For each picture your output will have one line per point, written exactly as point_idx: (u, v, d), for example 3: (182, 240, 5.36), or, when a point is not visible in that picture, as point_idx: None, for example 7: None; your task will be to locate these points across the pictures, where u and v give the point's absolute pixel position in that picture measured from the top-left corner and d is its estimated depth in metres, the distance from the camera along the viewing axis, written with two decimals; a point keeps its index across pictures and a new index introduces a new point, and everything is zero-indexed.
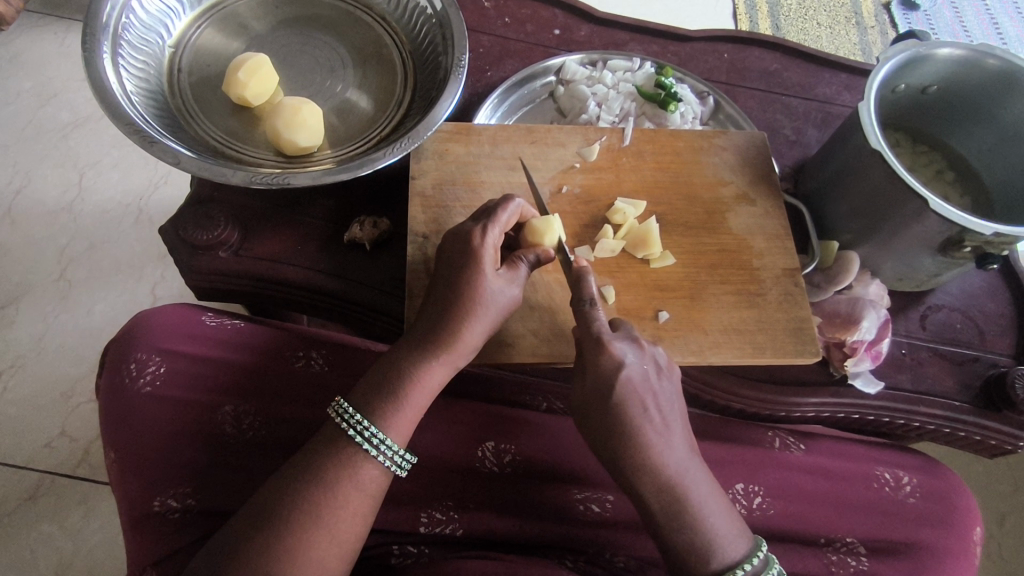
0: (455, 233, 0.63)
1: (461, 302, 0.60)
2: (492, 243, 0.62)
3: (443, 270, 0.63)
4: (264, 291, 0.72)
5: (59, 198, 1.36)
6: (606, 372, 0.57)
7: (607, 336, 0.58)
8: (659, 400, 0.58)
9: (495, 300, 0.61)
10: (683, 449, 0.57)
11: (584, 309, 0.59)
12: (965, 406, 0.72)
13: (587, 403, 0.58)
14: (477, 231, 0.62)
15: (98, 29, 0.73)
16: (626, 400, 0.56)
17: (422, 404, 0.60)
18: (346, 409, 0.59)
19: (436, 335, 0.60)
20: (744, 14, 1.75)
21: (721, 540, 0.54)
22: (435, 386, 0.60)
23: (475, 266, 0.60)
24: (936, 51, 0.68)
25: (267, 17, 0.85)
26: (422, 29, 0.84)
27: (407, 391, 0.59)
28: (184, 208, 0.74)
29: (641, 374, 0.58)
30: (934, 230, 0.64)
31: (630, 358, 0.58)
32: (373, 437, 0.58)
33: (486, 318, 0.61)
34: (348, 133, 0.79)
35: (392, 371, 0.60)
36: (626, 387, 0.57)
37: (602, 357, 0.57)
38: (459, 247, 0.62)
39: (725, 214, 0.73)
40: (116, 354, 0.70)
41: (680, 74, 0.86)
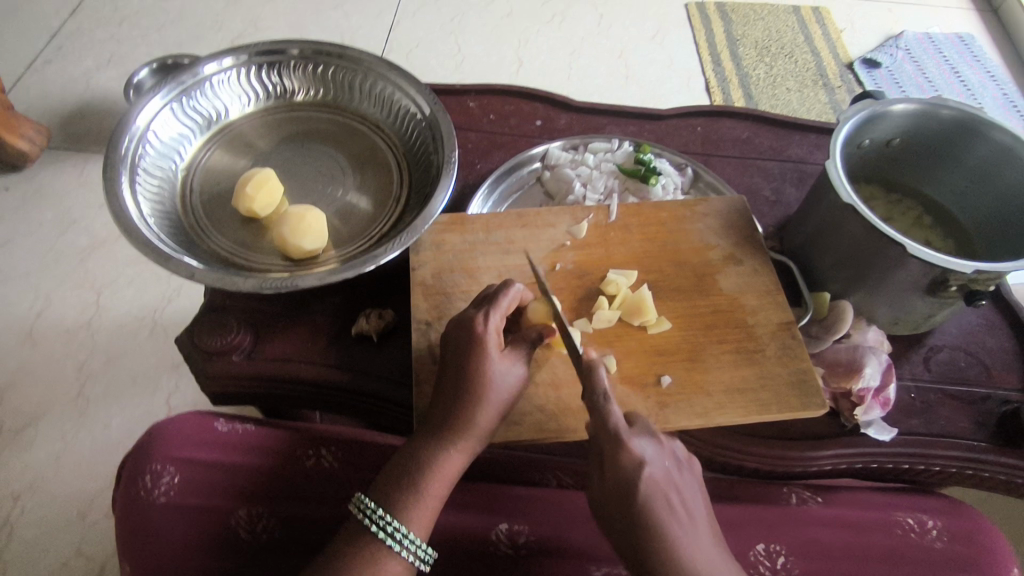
0: (456, 321, 0.65)
1: (470, 388, 0.61)
2: (494, 327, 0.64)
3: (449, 357, 0.64)
4: (276, 392, 0.74)
5: (78, 317, 1.41)
6: (626, 470, 0.55)
7: (625, 434, 0.57)
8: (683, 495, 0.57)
9: (502, 383, 0.62)
10: (712, 548, 0.56)
11: (599, 404, 0.58)
12: (983, 446, 0.71)
13: (610, 506, 0.56)
14: (480, 317, 0.64)
15: (116, 160, 0.79)
16: (653, 501, 0.55)
17: (442, 493, 0.61)
18: (368, 504, 0.59)
19: (451, 423, 0.61)
20: (716, 87, 1.86)
21: None
22: (454, 472, 0.61)
23: (481, 352, 0.62)
24: (890, 108, 0.73)
25: (271, 135, 0.93)
26: (413, 132, 0.90)
27: (427, 480, 0.60)
28: (197, 317, 0.77)
29: (662, 470, 0.56)
30: (916, 273, 0.66)
31: (650, 454, 0.57)
32: (396, 532, 0.58)
33: (496, 401, 0.62)
34: (350, 233, 0.84)
35: (410, 463, 0.61)
36: (651, 486, 0.55)
37: (621, 457, 0.56)
38: (463, 335, 0.63)
39: (715, 275, 0.76)
40: (132, 467, 0.71)
41: (657, 150, 0.91)
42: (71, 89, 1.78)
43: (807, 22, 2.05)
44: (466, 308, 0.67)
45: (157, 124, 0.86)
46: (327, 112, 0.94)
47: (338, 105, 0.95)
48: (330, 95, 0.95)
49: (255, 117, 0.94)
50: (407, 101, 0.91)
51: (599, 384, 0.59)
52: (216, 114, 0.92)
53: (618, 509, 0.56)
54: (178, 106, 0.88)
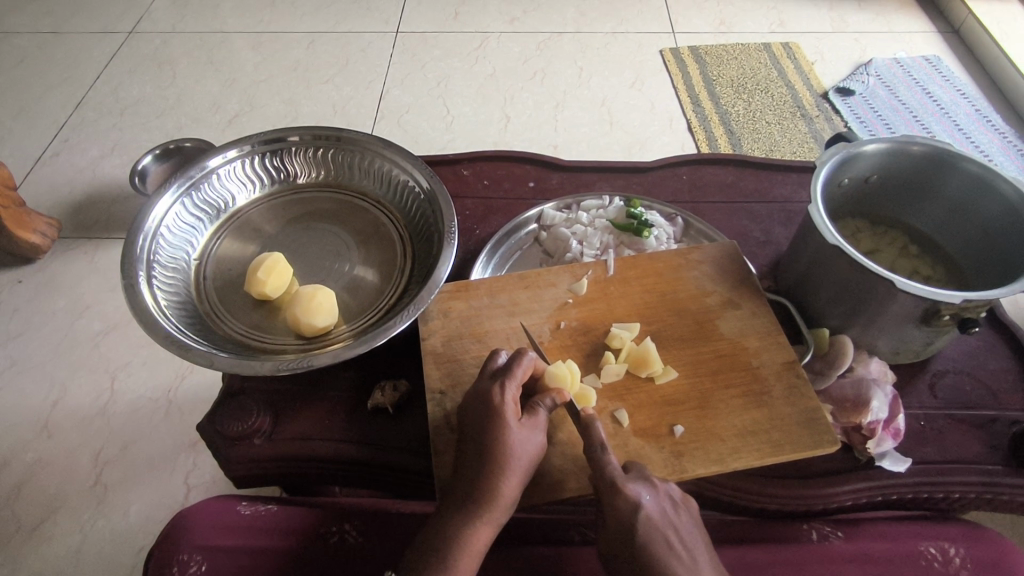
0: (473, 393, 0.68)
1: (491, 459, 0.63)
2: (511, 398, 0.66)
3: (469, 429, 0.66)
4: (299, 471, 0.75)
5: (93, 403, 1.43)
6: (624, 515, 0.61)
7: (622, 480, 0.62)
8: (681, 532, 0.62)
9: (523, 452, 0.64)
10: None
11: (597, 455, 0.63)
12: (998, 469, 0.72)
13: (613, 545, 0.63)
14: (496, 389, 0.66)
15: (133, 257, 0.83)
16: (652, 542, 0.61)
17: (471, 568, 0.62)
18: None
19: (477, 497, 0.62)
20: (698, 127, 1.93)
21: None
22: (482, 546, 0.63)
23: (502, 423, 0.64)
24: (864, 149, 0.77)
25: (277, 219, 0.97)
26: (413, 204, 0.94)
27: (457, 556, 0.61)
28: (217, 402, 0.79)
29: (659, 511, 0.62)
30: (909, 305, 0.68)
31: (646, 498, 0.62)
32: None
33: (519, 469, 0.64)
34: (360, 307, 0.87)
35: (440, 537, 0.62)
36: (649, 529, 0.61)
37: (619, 501, 0.62)
38: (481, 408, 0.66)
39: (715, 321, 0.78)
40: (158, 558, 0.72)
41: (647, 202, 0.95)
42: (78, 180, 1.84)
43: (778, 58, 2.14)
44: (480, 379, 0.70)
45: (169, 219, 0.90)
46: (329, 191, 0.99)
47: (339, 184, 0.99)
48: (331, 175, 1.00)
49: (261, 202, 0.98)
50: (404, 176, 0.95)
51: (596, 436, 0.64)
52: (224, 203, 0.96)
53: (622, 549, 0.62)
54: (188, 200, 0.92)
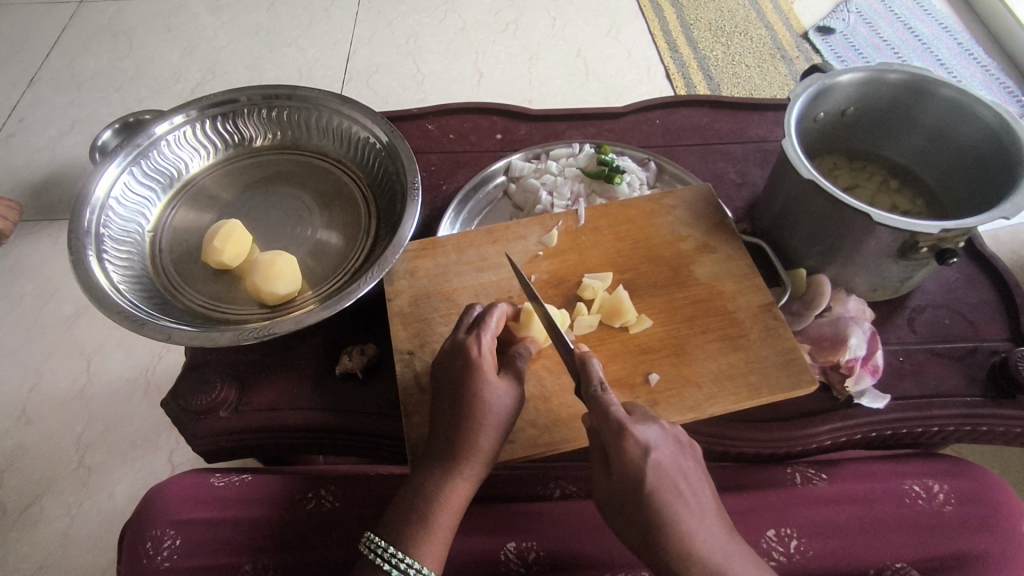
0: (451, 346, 0.65)
1: (466, 414, 0.61)
2: (488, 350, 0.64)
3: (444, 385, 0.64)
4: (269, 442, 0.73)
5: (70, 387, 1.40)
6: (633, 461, 0.54)
7: (628, 422, 0.55)
8: (690, 480, 0.55)
9: (500, 405, 0.61)
10: (723, 530, 0.54)
11: (598, 397, 0.57)
12: (978, 400, 0.71)
13: (618, 496, 0.55)
14: (473, 342, 0.63)
15: (81, 232, 0.79)
16: (663, 489, 0.53)
17: (450, 525, 0.59)
18: (378, 542, 0.58)
19: (454, 453, 0.60)
20: (676, 73, 1.87)
21: None
22: (462, 503, 0.60)
23: (479, 374, 0.61)
24: (839, 80, 0.74)
25: (233, 185, 0.92)
26: (374, 161, 0.90)
27: (435, 514, 0.59)
28: (179, 378, 0.76)
29: (669, 456, 0.55)
30: (887, 238, 0.66)
31: (655, 439, 0.55)
32: (408, 566, 0.57)
33: (495, 424, 0.61)
34: (325, 271, 0.84)
35: (417, 497, 0.60)
36: (659, 473, 0.54)
37: (627, 445, 0.54)
38: (455, 360, 0.63)
39: (690, 266, 0.76)
40: (132, 534, 0.71)
41: (618, 148, 0.92)
42: (36, 160, 1.77)
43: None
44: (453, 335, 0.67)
45: (118, 190, 0.85)
46: (287, 153, 0.94)
47: (297, 145, 0.95)
48: (288, 137, 0.95)
49: (215, 169, 0.93)
50: (364, 132, 0.91)
51: (593, 377, 0.59)
52: (176, 171, 0.91)
53: (625, 499, 0.54)
54: (137, 169, 0.88)
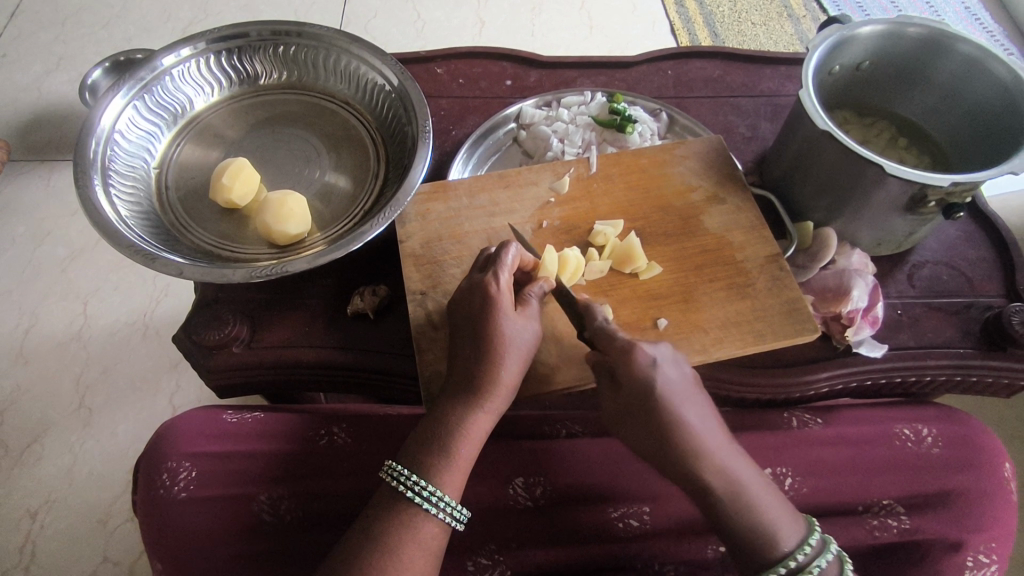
0: (467, 286, 0.66)
1: (485, 347, 0.62)
2: (505, 287, 0.65)
3: (462, 323, 0.65)
4: (281, 379, 0.74)
5: (67, 329, 1.39)
6: (641, 378, 0.58)
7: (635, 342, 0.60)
8: (695, 397, 0.60)
9: (519, 341, 0.63)
10: (723, 438, 0.60)
11: (605, 328, 0.62)
12: (971, 351, 0.73)
13: (629, 409, 0.60)
14: (490, 280, 0.64)
15: (87, 165, 0.78)
16: (669, 399, 0.58)
17: (470, 454, 0.61)
18: (401, 471, 0.60)
19: (476, 384, 0.61)
20: (682, 29, 1.84)
21: (775, 521, 0.58)
22: (481, 433, 0.62)
23: (498, 309, 0.63)
24: (857, 31, 0.74)
25: (239, 124, 0.91)
26: (384, 104, 0.89)
27: (456, 443, 0.60)
28: (190, 314, 0.76)
29: (673, 373, 0.60)
30: (896, 191, 0.67)
31: (662, 359, 0.59)
32: (431, 495, 0.59)
33: (513, 358, 0.63)
34: (334, 214, 0.83)
35: (436, 428, 0.61)
36: (665, 389, 0.58)
37: (635, 363, 0.59)
38: (471, 298, 0.65)
39: (699, 217, 0.77)
40: (147, 466, 0.72)
41: (630, 97, 0.91)
42: (23, 98, 1.72)
43: None
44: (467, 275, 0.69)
45: (122, 124, 0.84)
46: (293, 93, 0.93)
47: (304, 85, 0.93)
48: (295, 76, 0.93)
49: (221, 106, 0.92)
50: (374, 74, 0.89)
51: (597, 317, 0.64)
52: (181, 108, 0.89)
53: (637, 411, 0.60)
54: (142, 104, 0.86)
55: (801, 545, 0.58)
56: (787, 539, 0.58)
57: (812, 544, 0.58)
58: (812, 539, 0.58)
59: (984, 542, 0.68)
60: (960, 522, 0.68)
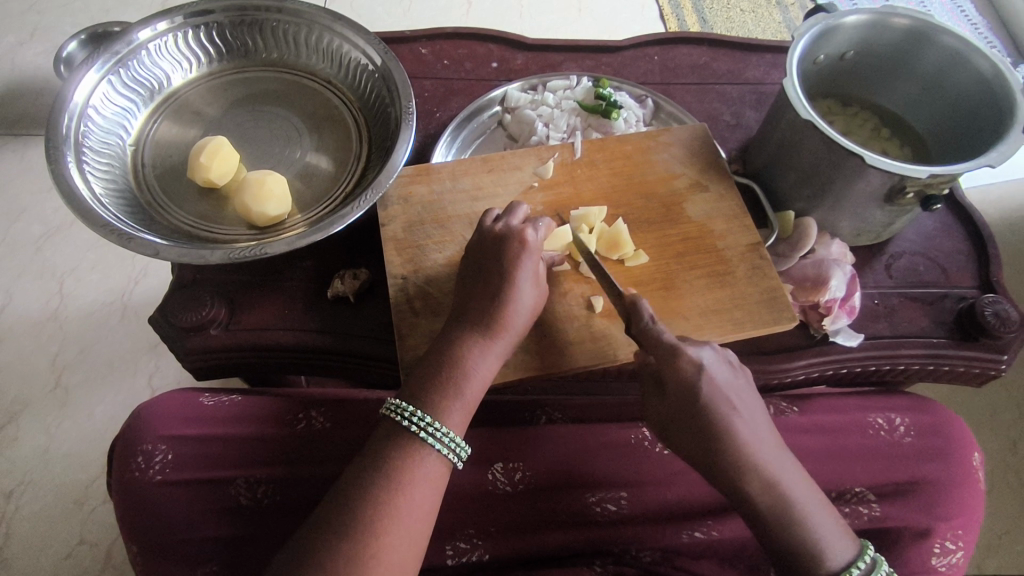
0: (501, 231, 0.66)
1: (500, 289, 0.63)
2: (538, 242, 0.65)
3: (479, 267, 0.65)
4: (260, 361, 0.74)
5: (43, 308, 1.37)
6: (688, 381, 0.58)
7: (680, 343, 0.59)
8: (743, 400, 0.60)
9: (530, 290, 0.64)
10: (772, 443, 0.59)
11: (647, 328, 0.61)
12: (944, 341, 0.75)
13: (676, 416, 0.59)
14: (528, 229, 0.65)
15: (59, 141, 0.76)
16: (716, 406, 0.58)
17: (476, 394, 0.61)
18: (402, 406, 0.59)
19: (487, 322, 0.62)
20: (671, 14, 1.82)
21: (829, 541, 0.57)
22: (488, 375, 0.62)
23: (530, 262, 0.64)
24: (844, 21, 0.73)
25: (218, 101, 0.89)
26: (367, 84, 0.88)
27: (463, 381, 0.60)
28: (167, 295, 0.75)
29: (719, 375, 0.59)
30: (876, 182, 0.67)
31: (708, 361, 0.59)
32: (430, 427, 0.58)
33: (524, 299, 0.63)
34: (315, 195, 0.82)
35: (443, 366, 0.61)
36: (714, 394, 0.58)
37: (681, 364, 0.58)
38: (504, 242, 0.65)
39: (682, 205, 0.77)
40: (122, 450, 0.71)
41: (616, 83, 0.90)
42: None
43: None
44: (485, 221, 0.68)
45: (96, 99, 0.81)
46: (275, 71, 0.91)
47: (285, 63, 0.91)
48: (276, 53, 0.91)
49: (199, 83, 0.90)
50: (357, 53, 0.87)
51: (643, 316, 0.61)
52: (157, 83, 0.87)
53: (684, 419, 0.59)
54: (116, 78, 0.84)
55: (855, 561, 0.57)
56: (841, 553, 0.57)
57: (864, 562, 0.57)
58: (863, 559, 0.57)
59: (951, 530, 0.69)
60: (928, 510, 0.70)
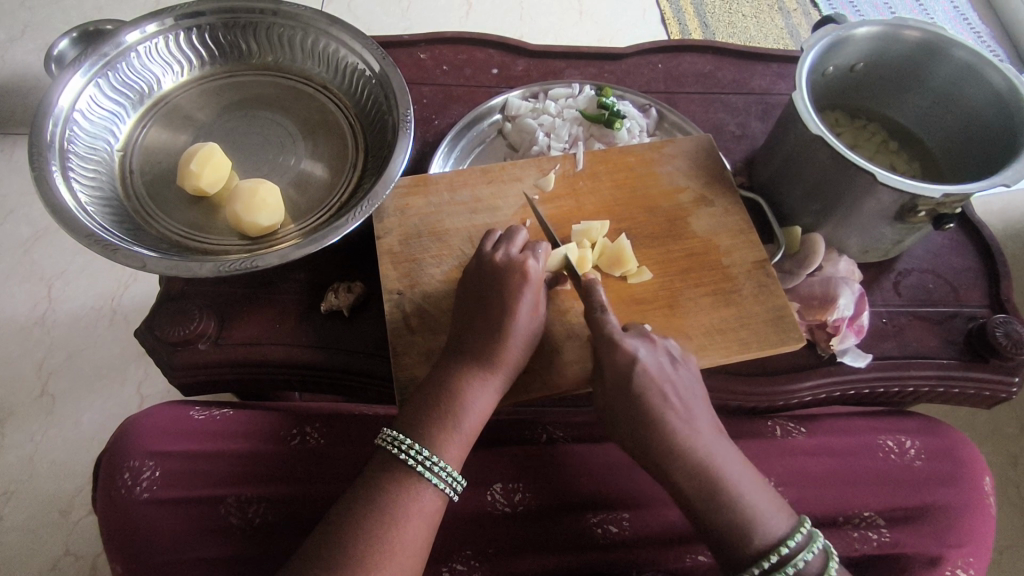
0: (501, 261, 0.63)
1: (499, 320, 0.61)
2: (540, 272, 0.63)
3: (478, 295, 0.63)
4: (250, 377, 0.72)
5: (29, 313, 1.34)
6: (622, 367, 0.58)
7: (619, 334, 0.59)
8: (679, 386, 0.59)
9: (530, 319, 0.62)
10: (710, 430, 0.59)
11: (596, 316, 0.61)
12: (953, 362, 0.73)
13: (613, 407, 0.60)
14: (529, 259, 0.62)
15: (43, 147, 0.73)
16: (649, 392, 0.58)
17: (474, 427, 0.59)
18: (396, 436, 0.57)
19: (486, 354, 0.60)
20: (672, 19, 1.80)
21: (763, 521, 0.55)
22: (487, 407, 0.60)
23: (532, 292, 0.62)
24: (854, 32, 0.71)
25: (210, 105, 0.86)
26: (363, 90, 0.85)
27: (462, 414, 0.58)
28: (155, 308, 0.73)
29: (656, 365, 0.59)
30: (886, 200, 0.65)
31: (643, 352, 0.59)
32: (426, 459, 0.56)
33: (523, 329, 0.61)
34: (309, 204, 0.80)
35: (440, 398, 0.58)
36: (646, 379, 0.58)
37: (617, 354, 0.59)
38: (505, 270, 0.62)
39: (687, 219, 0.75)
40: (109, 465, 0.69)
41: (619, 92, 0.88)
42: None
43: None
44: (486, 246, 0.66)
45: (83, 103, 0.79)
46: (268, 75, 0.88)
47: (279, 67, 0.89)
48: (270, 57, 0.89)
49: (190, 87, 0.87)
50: (353, 57, 0.85)
51: (592, 300, 0.62)
52: (147, 87, 0.85)
53: (619, 404, 0.59)
54: (105, 82, 0.81)
55: (791, 535, 0.56)
56: (779, 528, 0.56)
57: (802, 535, 0.56)
58: (800, 533, 0.56)
59: (963, 557, 0.68)
60: (938, 535, 0.68)
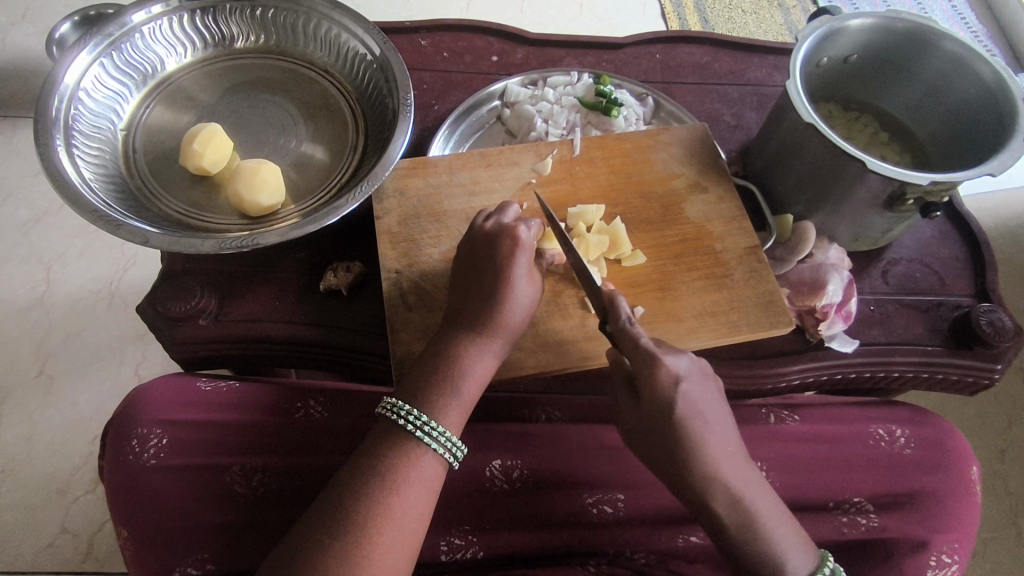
0: (492, 229, 0.65)
1: (493, 288, 0.62)
2: (530, 241, 0.64)
3: (473, 264, 0.64)
4: (249, 353, 0.73)
5: (28, 295, 1.35)
6: (662, 390, 0.57)
7: (657, 352, 0.58)
8: (713, 410, 0.59)
9: (527, 288, 0.63)
10: (741, 458, 0.59)
11: (625, 330, 0.59)
12: (938, 349, 0.75)
13: (649, 426, 0.58)
14: (518, 228, 0.64)
15: (48, 124, 0.74)
16: (688, 418, 0.57)
17: (473, 394, 0.60)
18: (397, 404, 0.58)
19: (481, 321, 0.61)
20: (672, 13, 1.81)
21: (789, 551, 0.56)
22: (487, 374, 0.61)
23: (524, 258, 0.63)
24: (848, 24, 0.73)
25: (213, 87, 0.87)
26: (364, 74, 0.86)
27: (461, 381, 0.59)
28: (156, 284, 0.74)
29: (694, 387, 0.58)
30: (875, 188, 0.67)
31: (682, 371, 0.58)
32: (427, 426, 0.57)
33: (520, 297, 0.62)
34: (309, 186, 0.81)
35: (439, 366, 0.60)
36: (687, 404, 0.57)
37: (655, 374, 0.57)
38: (501, 247, 0.63)
39: (680, 205, 0.76)
40: (116, 432, 0.70)
41: (617, 80, 0.89)
42: None
43: None
44: (477, 220, 0.68)
45: (88, 82, 0.80)
46: (270, 58, 0.89)
47: (281, 50, 0.90)
48: (272, 40, 0.90)
49: (193, 68, 0.88)
50: (355, 42, 0.86)
51: (620, 314, 0.60)
52: (151, 68, 0.86)
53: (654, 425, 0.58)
54: (109, 61, 0.82)
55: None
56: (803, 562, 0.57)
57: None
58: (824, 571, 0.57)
59: (948, 543, 0.69)
60: (924, 521, 0.69)
